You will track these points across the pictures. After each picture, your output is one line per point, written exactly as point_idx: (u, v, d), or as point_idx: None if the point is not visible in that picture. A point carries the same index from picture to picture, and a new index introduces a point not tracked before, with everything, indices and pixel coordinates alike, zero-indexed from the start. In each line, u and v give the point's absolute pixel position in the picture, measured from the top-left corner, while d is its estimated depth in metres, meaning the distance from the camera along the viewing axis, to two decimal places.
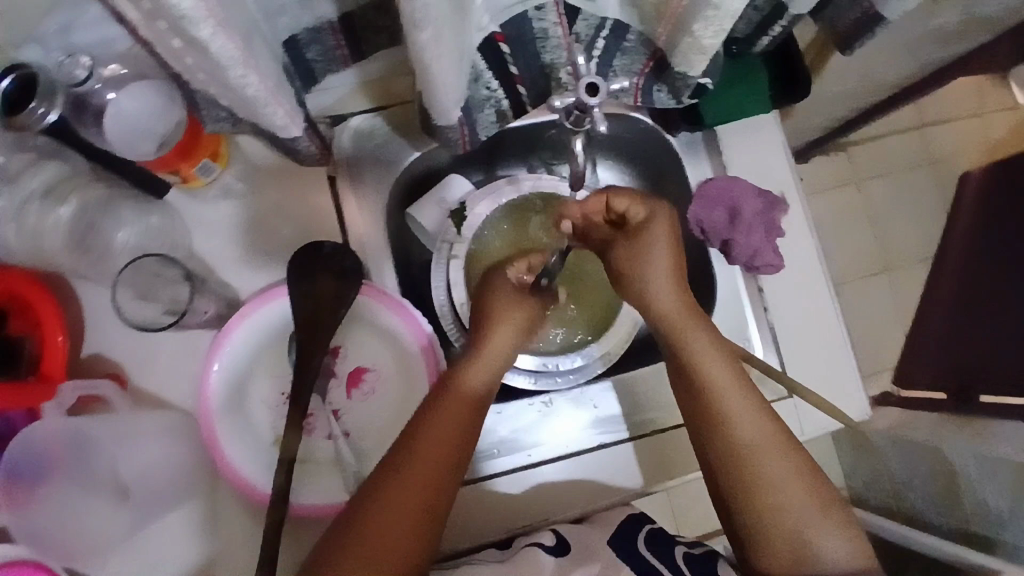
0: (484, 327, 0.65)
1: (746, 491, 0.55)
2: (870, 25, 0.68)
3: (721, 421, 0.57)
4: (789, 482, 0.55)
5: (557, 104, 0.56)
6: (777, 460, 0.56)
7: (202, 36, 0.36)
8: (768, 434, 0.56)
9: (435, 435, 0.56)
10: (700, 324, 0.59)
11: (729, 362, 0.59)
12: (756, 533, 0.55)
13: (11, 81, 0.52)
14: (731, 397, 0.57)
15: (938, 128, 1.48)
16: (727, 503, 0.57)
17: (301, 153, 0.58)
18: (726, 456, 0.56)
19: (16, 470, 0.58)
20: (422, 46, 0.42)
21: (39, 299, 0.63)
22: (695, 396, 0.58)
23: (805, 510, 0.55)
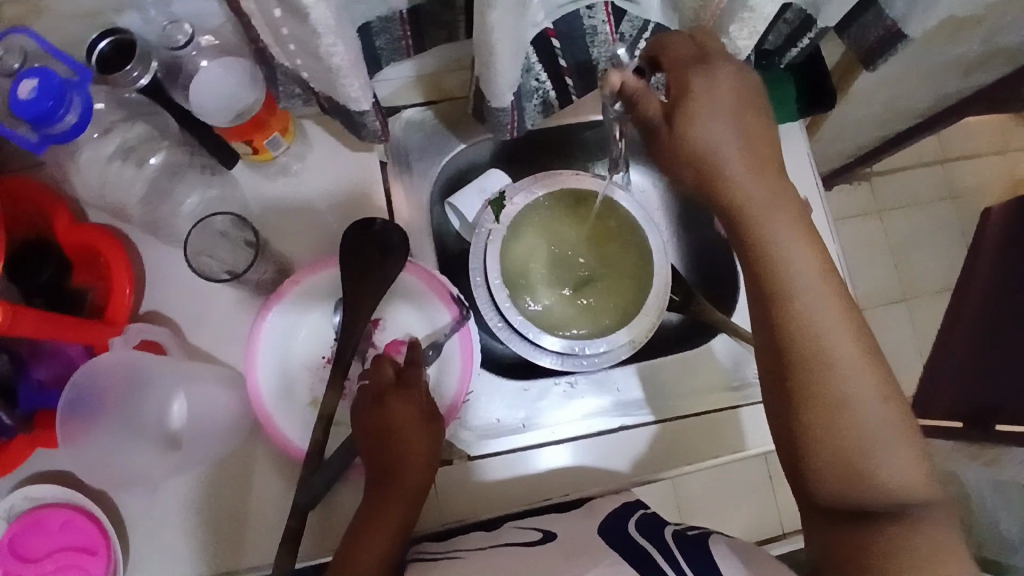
0: (382, 408, 0.65)
1: (811, 394, 0.51)
2: (892, 43, 0.73)
3: (794, 322, 0.52)
4: (864, 397, 0.51)
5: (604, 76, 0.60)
6: (853, 373, 0.51)
7: (307, 3, 0.42)
8: (847, 343, 0.52)
9: (398, 486, 0.64)
10: (787, 215, 0.54)
11: (811, 261, 0.53)
12: (812, 442, 0.51)
13: (108, 43, 0.59)
14: (808, 298, 0.52)
15: (961, 163, 1.51)
16: (790, 405, 0.52)
17: (365, 130, 0.63)
18: (794, 359, 0.52)
19: (76, 402, 0.63)
20: (490, 26, 0.47)
21: (111, 252, 0.68)
22: (770, 294, 0.53)
23: (876, 430, 0.51)
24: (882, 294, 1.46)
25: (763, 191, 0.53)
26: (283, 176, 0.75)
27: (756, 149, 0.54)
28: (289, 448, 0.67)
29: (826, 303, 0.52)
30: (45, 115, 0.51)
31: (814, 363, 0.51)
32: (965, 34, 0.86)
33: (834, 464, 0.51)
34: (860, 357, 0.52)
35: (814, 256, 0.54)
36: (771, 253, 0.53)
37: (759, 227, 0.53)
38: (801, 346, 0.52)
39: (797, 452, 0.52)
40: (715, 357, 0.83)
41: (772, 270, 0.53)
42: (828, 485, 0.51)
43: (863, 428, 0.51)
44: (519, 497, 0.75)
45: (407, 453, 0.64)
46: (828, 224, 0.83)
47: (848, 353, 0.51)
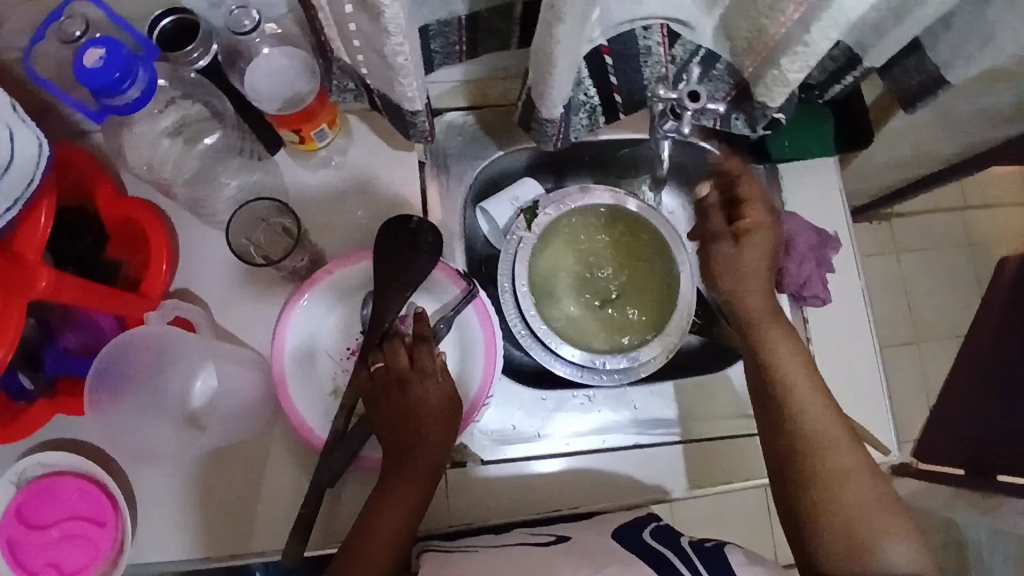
0: (402, 400, 0.64)
1: (810, 471, 0.59)
2: (933, 87, 0.75)
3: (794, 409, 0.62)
4: (858, 479, 0.59)
5: (660, 94, 0.62)
6: (848, 459, 0.60)
7: (382, 2, 0.43)
8: (843, 436, 0.61)
9: (409, 476, 0.64)
10: (781, 330, 0.68)
11: (803, 363, 0.65)
12: (818, 516, 0.58)
13: (170, 22, 0.63)
14: (804, 393, 0.63)
15: (983, 211, 1.52)
16: (790, 481, 0.60)
17: (413, 130, 0.64)
18: (793, 440, 0.61)
19: (104, 378, 0.63)
20: (556, 39, 0.48)
21: (151, 228, 0.69)
22: (775, 392, 0.64)
23: (870, 509, 0.58)
24: (894, 335, 1.47)
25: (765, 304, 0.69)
26: (323, 167, 0.76)
27: (761, 274, 0.70)
28: (309, 436, 0.68)
29: (819, 397, 0.63)
30: (110, 86, 0.51)
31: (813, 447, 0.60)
32: (1002, 85, 0.88)
33: (842, 546, 0.57)
34: (854, 450, 0.60)
35: (805, 361, 0.66)
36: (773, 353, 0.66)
37: (762, 332, 0.68)
38: (799, 431, 0.61)
39: (805, 536, 0.58)
40: (733, 386, 0.83)
41: (772, 367, 0.65)
42: (837, 566, 0.56)
43: (864, 513, 0.57)
44: (528, 507, 0.75)
45: (422, 444, 0.64)
46: (857, 260, 0.84)
47: (839, 440, 0.61)
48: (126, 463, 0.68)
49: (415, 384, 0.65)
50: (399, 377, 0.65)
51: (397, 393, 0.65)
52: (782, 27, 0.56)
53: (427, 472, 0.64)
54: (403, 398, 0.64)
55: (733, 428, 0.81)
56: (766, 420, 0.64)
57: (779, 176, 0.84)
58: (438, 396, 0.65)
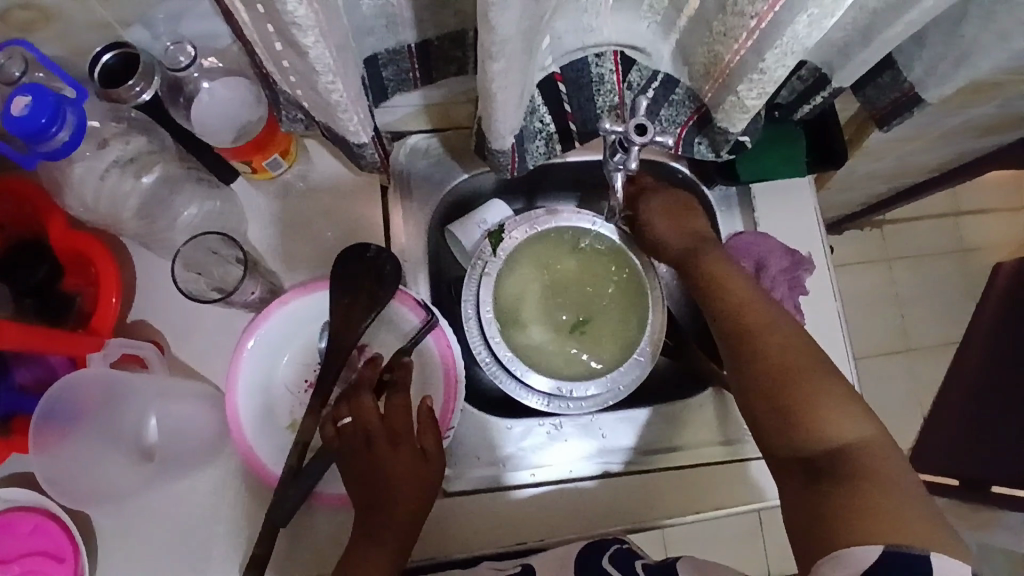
0: (372, 459, 0.63)
1: (742, 357, 0.62)
2: (909, 106, 0.72)
3: (719, 307, 0.66)
4: (788, 354, 0.60)
5: (606, 128, 0.59)
6: (783, 341, 0.61)
7: (306, 42, 0.42)
8: (770, 320, 0.63)
9: (386, 529, 0.62)
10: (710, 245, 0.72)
11: (725, 268, 0.69)
12: (758, 397, 0.60)
13: (113, 56, 0.60)
14: (728, 292, 0.66)
15: (975, 218, 1.49)
16: (735, 375, 0.63)
17: (364, 161, 0.64)
18: (723, 334, 0.65)
19: (51, 414, 0.59)
20: (493, 75, 0.47)
21: (102, 259, 0.67)
22: (711, 296, 0.67)
23: (804, 379, 0.58)
24: (885, 344, 1.44)
25: (681, 233, 0.75)
26: (283, 194, 0.74)
27: (673, 218, 0.76)
28: (265, 473, 0.66)
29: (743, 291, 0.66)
30: (38, 132, 0.51)
31: (743, 334, 0.63)
32: (983, 98, 0.85)
33: (781, 420, 0.58)
34: (790, 335, 0.62)
35: (731, 266, 0.69)
36: (697, 267, 0.70)
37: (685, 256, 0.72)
38: (727, 325, 0.65)
39: (754, 423, 0.60)
40: (706, 412, 0.80)
41: (697, 278, 0.70)
42: (780, 444, 0.57)
43: (803, 385, 0.58)
44: (493, 539, 0.74)
45: (399, 499, 0.62)
46: (832, 281, 0.81)
47: (769, 326, 0.63)
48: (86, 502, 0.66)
49: (382, 443, 0.64)
50: (371, 437, 0.63)
51: (368, 448, 0.63)
52: (735, 55, 0.53)
53: (401, 525, 0.62)
54: (373, 454, 0.63)
55: (705, 453, 0.78)
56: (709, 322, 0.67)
57: (752, 196, 0.83)
58: (411, 450, 0.64)
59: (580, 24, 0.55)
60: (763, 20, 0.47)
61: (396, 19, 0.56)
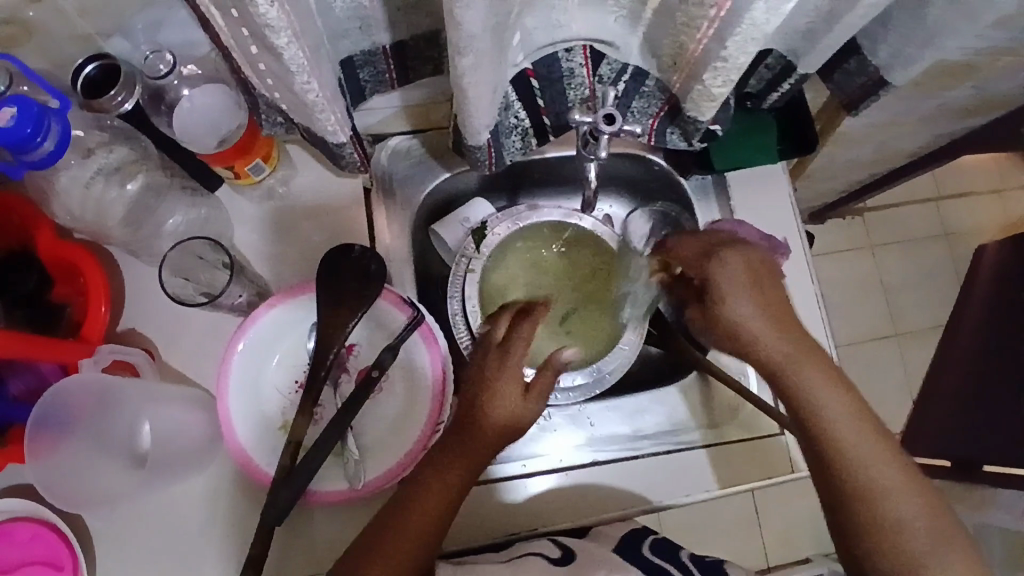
0: (479, 400, 0.58)
1: (874, 531, 0.55)
2: (875, 90, 0.75)
3: (844, 460, 0.56)
4: (917, 521, 0.55)
5: (575, 119, 0.62)
6: (907, 506, 0.55)
7: (279, 43, 0.44)
8: (899, 479, 0.56)
9: (429, 501, 0.57)
10: (816, 367, 0.58)
11: (845, 401, 0.58)
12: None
13: (94, 68, 0.62)
14: (850, 436, 0.57)
15: (957, 202, 1.52)
16: (853, 539, 0.56)
17: (343, 159, 0.65)
18: (849, 497, 0.56)
19: (44, 422, 0.61)
20: (462, 71, 0.48)
21: (91, 269, 0.68)
22: (826, 453, 0.57)
23: (940, 555, 0.54)
24: (871, 329, 1.47)
25: (788, 347, 0.58)
26: (268, 199, 0.75)
27: (772, 321, 0.59)
28: (257, 473, 0.67)
29: (868, 438, 0.57)
30: (23, 141, 0.53)
31: (872, 503, 0.55)
32: (955, 81, 0.87)
33: None
34: (912, 489, 0.55)
35: (845, 391, 0.58)
36: (812, 402, 0.58)
37: (795, 383, 0.58)
38: (853, 488, 0.56)
39: None
40: (688, 397, 0.83)
41: (808, 413, 0.58)
42: None
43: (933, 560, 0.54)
44: (491, 531, 0.74)
45: (458, 467, 0.58)
46: (807, 265, 0.83)
47: (899, 486, 0.55)
48: (81, 502, 0.62)
49: (478, 401, 0.58)
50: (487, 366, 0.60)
51: (469, 415, 0.59)
52: (698, 44, 0.55)
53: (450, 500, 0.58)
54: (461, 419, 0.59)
55: (694, 438, 0.79)
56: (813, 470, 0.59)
57: (726, 184, 0.85)
58: (492, 427, 0.58)
59: (549, 21, 0.57)
60: (722, 9, 0.49)
61: (370, 21, 0.58)
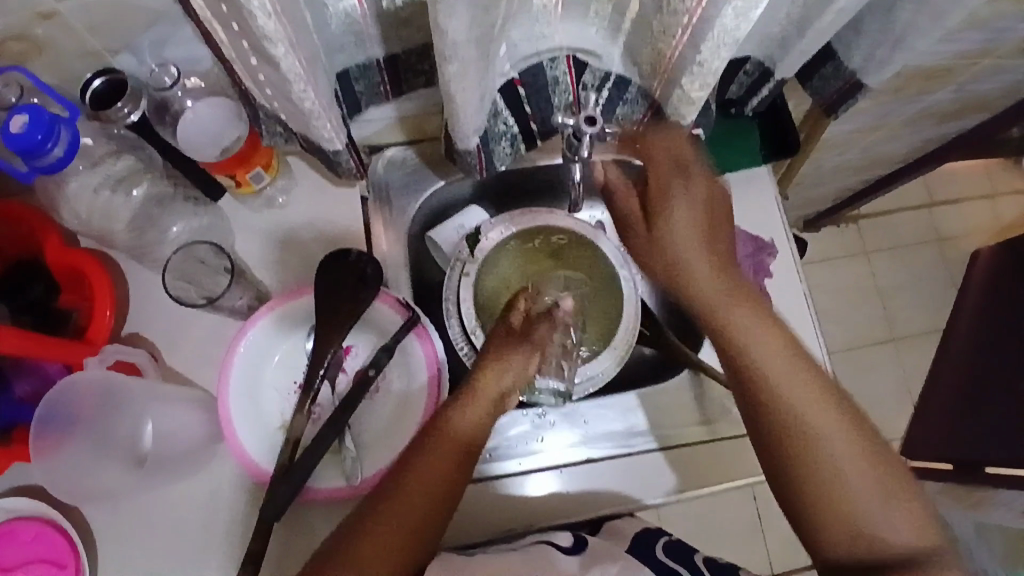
0: (487, 360, 0.66)
1: (796, 457, 0.56)
2: (852, 94, 0.78)
3: (768, 389, 0.57)
4: (836, 446, 0.56)
5: (559, 123, 0.65)
6: (839, 442, 0.56)
7: (277, 53, 0.47)
8: (823, 406, 0.57)
9: (409, 493, 0.57)
10: (742, 303, 0.60)
11: (769, 330, 0.59)
12: (813, 505, 0.55)
13: (103, 81, 0.65)
14: (775, 363, 0.58)
15: (949, 208, 1.54)
16: (779, 469, 0.57)
17: (340, 166, 0.68)
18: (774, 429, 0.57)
19: (46, 422, 0.63)
20: (449, 77, 0.51)
21: (96, 274, 0.71)
22: (746, 377, 0.58)
23: (859, 482, 0.55)
24: (867, 335, 1.48)
25: (716, 279, 0.61)
26: (267, 209, 0.78)
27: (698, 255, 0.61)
28: (257, 471, 0.69)
29: (795, 365, 0.58)
30: (33, 147, 0.56)
31: (797, 430, 0.56)
32: (935, 87, 0.90)
33: (839, 527, 0.54)
34: (841, 420, 0.57)
35: (770, 322, 0.60)
36: (736, 334, 0.59)
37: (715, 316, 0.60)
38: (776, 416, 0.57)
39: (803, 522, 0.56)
40: (681, 395, 0.84)
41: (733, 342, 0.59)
42: (837, 553, 0.55)
43: (850, 489, 0.55)
44: (488, 527, 0.75)
45: (433, 461, 0.59)
46: (798, 269, 0.83)
47: (821, 412, 0.56)
48: (85, 497, 0.67)
49: (455, 404, 0.62)
50: (496, 337, 0.69)
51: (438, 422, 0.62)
52: (675, 51, 0.58)
53: (432, 497, 0.58)
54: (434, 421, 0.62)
55: (686, 435, 0.81)
56: (745, 412, 0.59)
57: None
58: (463, 434, 0.61)
59: (533, 33, 0.61)
60: (695, 16, 0.52)
61: (364, 35, 0.61)
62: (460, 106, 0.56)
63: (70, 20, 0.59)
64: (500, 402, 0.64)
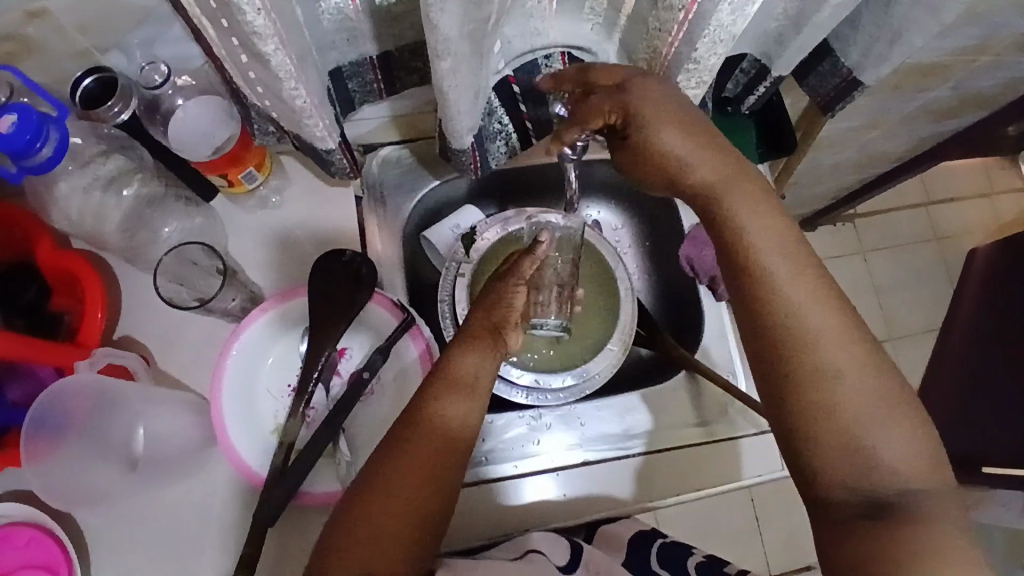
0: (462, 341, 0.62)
1: (792, 361, 0.50)
2: (849, 91, 0.77)
3: (768, 284, 0.51)
4: (836, 353, 0.49)
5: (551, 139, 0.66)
6: (836, 349, 0.49)
7: (266, 50, 0.46)
8: (829, 312, 0.50)
9: (392, 493, 0.53)
10: (750, 195, 0.53)
11: (772, 224, 0.53)
12: (804, 419, 0.49)
13: (92, 81, 0.64)
14: (775, 259, 0.52)
15: (946, 206, 1.54)
16: (773, 378, 0.50)
17: (334, 166, 0.68)
18: (771, 330, 0.51)
19: (40, 425, 0.62)
20: (442, 74, 0.51)
21: (88, 278, 0.70)
22: (745, 274, 0.52)
23: (863, 398, 0.48)
24: None
25: (712, 167, 0.54)
26: (261, 209, 0.77)
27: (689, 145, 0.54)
28: (250, 474, 0.68)
29: (796, 266, 0.52)
30: (23, 148, 0.55)
31: (796, 335, 0.50)
32: (933, 84, 0.90)
33: (832, 450, 0.48)
34: (845, 329, 0.50)
35: (775, 216, 0.53)
36: (733, 224, 0.53)
37: (716, 204, 0.54)
38: (774, 317, 0.51)
39: (797, 445, 0.50)
40: (677, 395, 0.83)
41: (729, 232, 0.53)
42: (831, 479, 0.48)
43: (849, 406, 0.48)
44: (482, 532, 0.74)
45: (414, 454, 0.54)
46: None
47: (825, 317, 0.50)
48: (79, 502, 0.66)
49: (434, 393, 0.58)
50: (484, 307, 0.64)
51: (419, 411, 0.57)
52: (671, 48, 0.57)
53: (417, 493, 0.54)
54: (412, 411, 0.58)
55: (683, 435, 0.80)
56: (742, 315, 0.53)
57: None
58: (447, 424, 0.57)
59: (527, 29, 0.60)
60: (690, 12, 0.52)
61: (357, 32, 0.60)
62: (454, 102, 0.55)
63: (60, 20, 0.58)
64: (478, 384, 0.59)
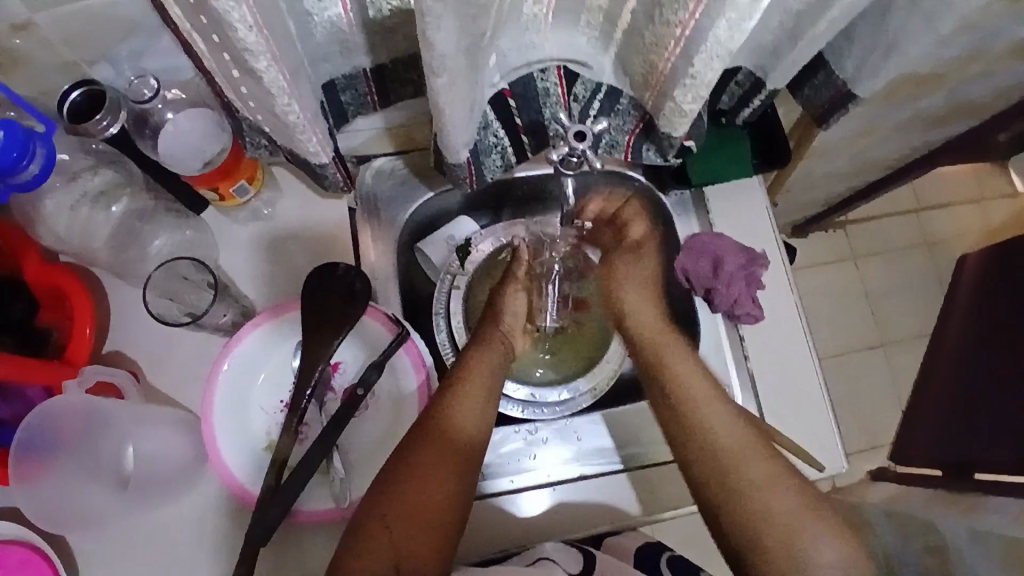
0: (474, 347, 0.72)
1: (721, 480, 0.62)
2: (844, 103, 0.77)
3: (696, 420, 0.66)
4: (754, 468, 0.62)
5: (553, 156, 0.64)
6: (754, 467, 0.63)
7: (259, 66, 0.45)
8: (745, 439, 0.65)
9: (414, 486, 0.59)
10: (680, 353, 0.71)
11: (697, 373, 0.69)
12: (742, 533, 0.60)
13: (80, 94, 0.62)
14: (702, 402, 0.67)
15: (936, 212, 1.55)
16: (701, 490, 0.64)
17: (327, 180, 0.67)
18: (702, 455, 0.64)
19: (30, 444, 0.60)
20: (438, 90, 0.50)
21: (77, 294, 0.69)
22: (678, 409, 0.67)
23: (788, 513, 0.60)
24: (858, 341, 1.48)
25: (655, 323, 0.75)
26: (253, 220, 0.76)
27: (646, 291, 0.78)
28: (244, 493, 0.67)
29: (716, 404, 0.67)
30: (8, 165, 0.54)
31: (722, 459, 0.63)
32: (925, 93, 0.90)
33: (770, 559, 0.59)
34: (761, 454, 0.63)
35: (696, 365, 0.70)
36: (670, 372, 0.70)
37: (660, 357, 0.71)
38: (706, 447, 0.64)
39: (742, 557, 0.60)
40: None
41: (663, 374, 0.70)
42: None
43: (778, 520, 0.60)
44: (477, 548, 0.73)
45: (435, 447, 0.61)
46: (789, 276, 0.83)
47: (746, 446, 0.64)
48: (69, 527, 0.63)
49: (451, 393, 0.65)
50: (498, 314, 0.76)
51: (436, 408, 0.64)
52: (667, 62, 0.57)
53: (438, 487, 0.60)
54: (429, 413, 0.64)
55: None
56: (678, 453, 0.66)
57: (704, 200, 0.86)
58: (461, 414, 0.64)
59: (522, 43, 0.60)
60: (687, 27, 0.51)
61: (350, 45, 0.60)
62: (450, 116, 0.55)
63: (48, 33, 0.57)
64: (492, 383, 0.68)
